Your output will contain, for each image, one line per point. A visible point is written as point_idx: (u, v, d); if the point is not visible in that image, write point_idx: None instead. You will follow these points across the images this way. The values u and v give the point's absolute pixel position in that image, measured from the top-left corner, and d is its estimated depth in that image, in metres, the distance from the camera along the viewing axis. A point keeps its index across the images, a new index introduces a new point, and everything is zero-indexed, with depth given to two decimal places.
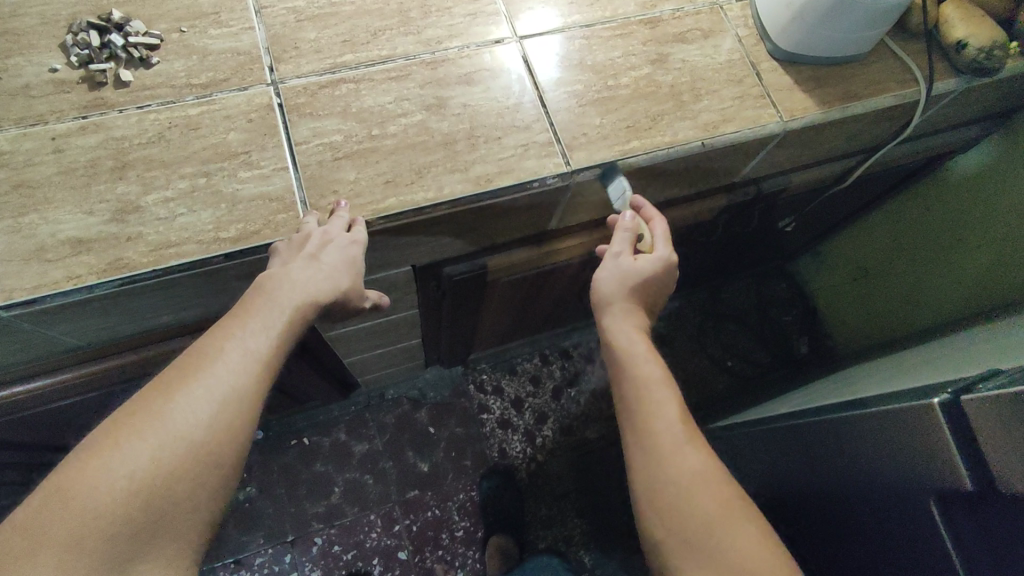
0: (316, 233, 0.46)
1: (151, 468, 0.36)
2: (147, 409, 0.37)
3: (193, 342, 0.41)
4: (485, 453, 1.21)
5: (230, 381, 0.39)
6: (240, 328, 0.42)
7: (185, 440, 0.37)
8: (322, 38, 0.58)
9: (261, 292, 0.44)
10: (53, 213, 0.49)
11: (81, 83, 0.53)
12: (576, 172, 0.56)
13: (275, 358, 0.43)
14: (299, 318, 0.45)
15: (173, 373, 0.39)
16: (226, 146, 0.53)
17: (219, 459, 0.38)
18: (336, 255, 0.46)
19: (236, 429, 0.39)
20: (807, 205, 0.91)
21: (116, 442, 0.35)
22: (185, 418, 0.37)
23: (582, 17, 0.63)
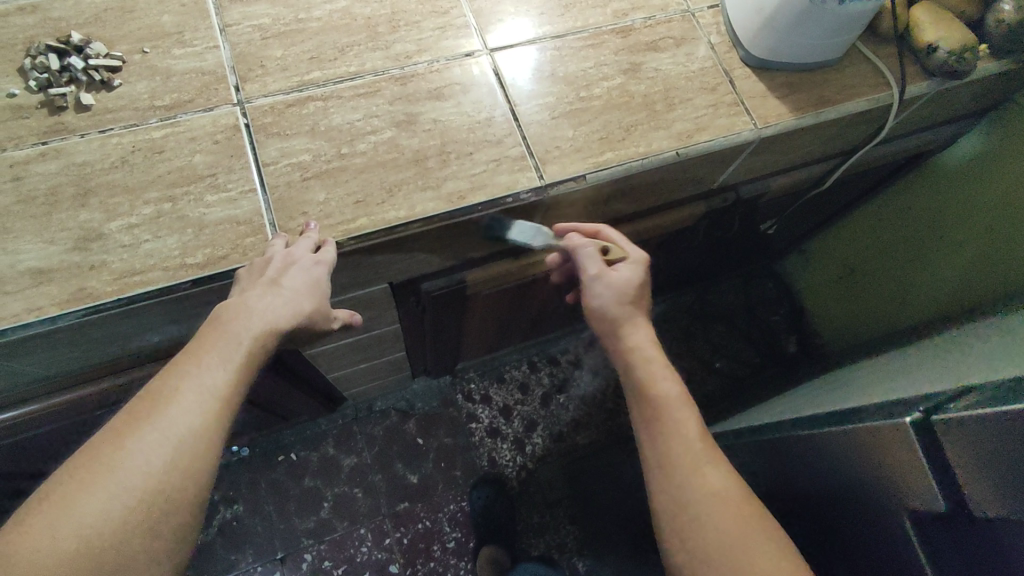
0: (280, 257, 0.46)
1: (104, 520, 0.36)
2: (98, 459, 0.37)
3: (149, 381, 0.41)
4: (474, 462, 1.20)
5: (184, 423, 0.39)
6: (197, 363, 0.42)
7: (138, 489, 0.37)
8: (289, 56, 0.57)
9: (221, 322, 0.43)
10: (13, 243, 0.48)
11: (41, 108, 0.52)
12: (550, 186, 0.56)
13: (234, 393, 0.42)
14: (262, 345, 0.44)
15: (126, 416, 0.39)
16: (192, 169, 0.52)
17: (175, 503, 0.38)
18: (300, 279, 0.45)
19: (190, 472, 0.38)
20: (789, 207, 0.91)
21: (64, 496, 0.35)
22: (137, 466, 0.37)
23: (553, 28, 0.62)
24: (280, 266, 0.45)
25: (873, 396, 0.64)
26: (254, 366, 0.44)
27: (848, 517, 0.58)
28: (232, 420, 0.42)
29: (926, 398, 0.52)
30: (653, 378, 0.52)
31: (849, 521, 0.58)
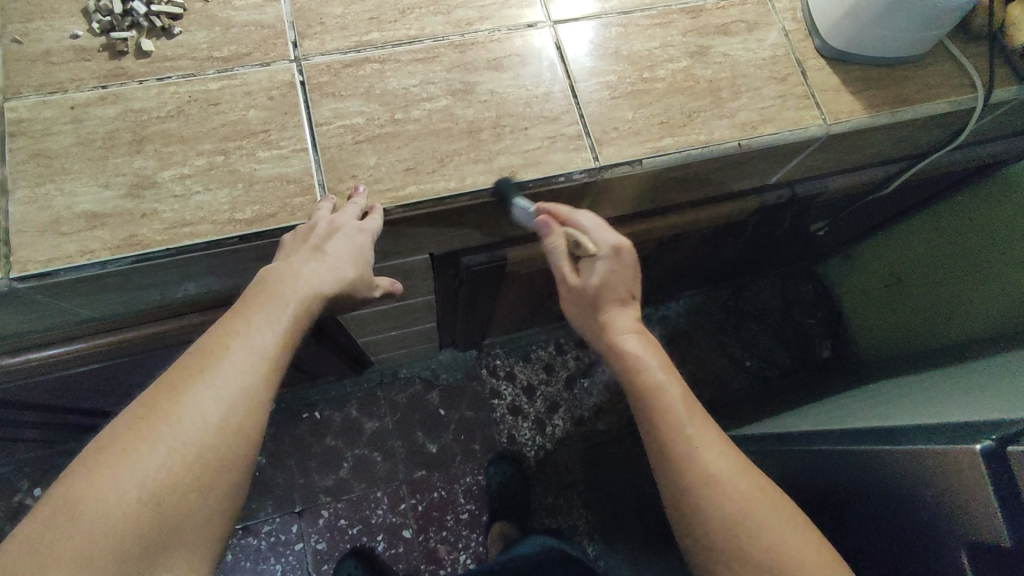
0: (326, 222, 0.46)
1: (164, 473, 0.36)
2: (155, 413, 0.37)
3: (199, 338, 0.41)
4: (493, 438, 1.20)
5: (238, 381, 0.40)
6: (248, 323, 0.42)
7: (195, 445, 0.37)
8: (348, 14, 0.56)
9: (267, 285, 0.44)
10: (70, 184, 0.48)
11: (102, 51, 0.52)
12: (606, 168, 0.54)
13: (281, 355, 0.42)
14: (306, 312, 0.44)
15: (179, 372, 0.39)
16: (245, 124, 0.51)
17: (228, 459, 0.38)
18: (345, 247, 0.46)
19: (242, 431, 0.39)
20: (844, 208, 0.88)
21: (125, 447, 0.35)
22: (193, 422, 0.37)
23: (620, 3, 0.60)
24: (325, 231, 0.46)
25: (937, 416, 0.61)
26: (299, 328, 0.44)
27: (901, 530, 0.56)
28: (279, 383, 0.42)
29: (1002, 426, 0.50)
30: (645, 372, 0.50)
31: (900, 538, 0.56)
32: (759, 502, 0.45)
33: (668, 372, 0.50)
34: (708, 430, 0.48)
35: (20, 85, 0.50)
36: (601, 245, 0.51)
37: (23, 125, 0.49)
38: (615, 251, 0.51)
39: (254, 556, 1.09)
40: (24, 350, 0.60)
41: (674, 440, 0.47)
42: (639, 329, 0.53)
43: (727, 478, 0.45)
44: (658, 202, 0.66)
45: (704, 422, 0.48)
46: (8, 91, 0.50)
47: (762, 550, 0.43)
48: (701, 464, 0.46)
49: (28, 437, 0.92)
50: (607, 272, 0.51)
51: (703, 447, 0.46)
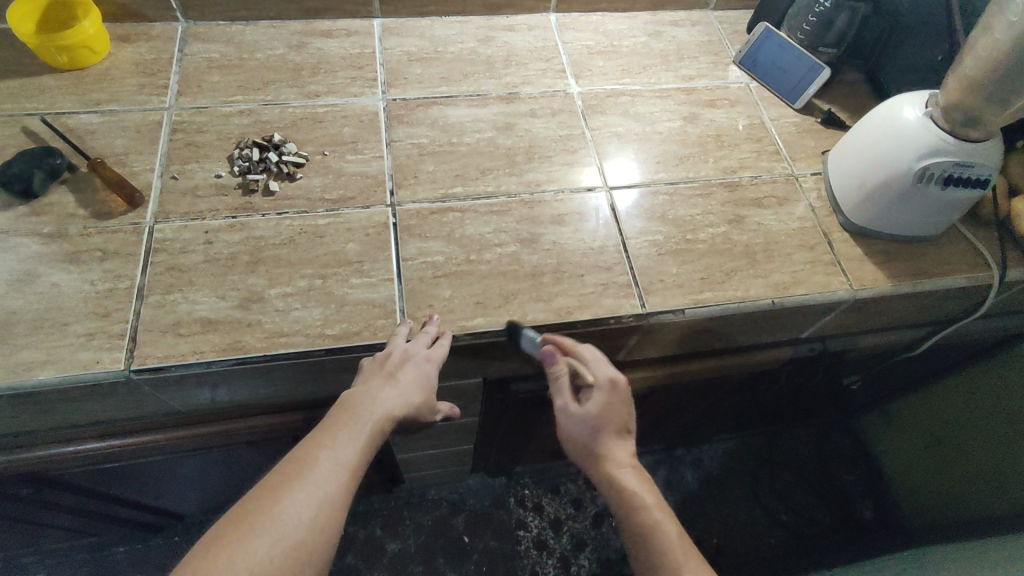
0: (400, 350, 0.53)
1: (261, 565, 0.40)
2: (260, 508, 0.42)
3: (294, 446, 0.47)
4: (516, 573, 1.16)
5: (327, 485, 0.44)
6: (336, 436, 0.47)
7: (291, 539, 0.41)
8: (438, 171, 0.67)
9: (350, 407, 0.49)
10: (193, 294, 0.57)
11: (237, 189, 0.63)
12: (651, 314, 0.60)
13: (360, 467, 0.47)
14: (381, 431, 0.49)
15: (279, 476, 0.44)
16: (343, 255, 0.60)
17: (312, 559, 0.42)
18: (414, 374, 0.52)
19: (326, 532, 0.43)
20: (876, 366, 0.91)
21: (236, 536, 0.40)
22: (291, 519, 0.42)
23: (667, 176, 0.70)
24: (399, 359, 0.52)
25: None
26: (375, 443, 0.49)
27: None
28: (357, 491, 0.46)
29: None
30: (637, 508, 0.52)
31: None
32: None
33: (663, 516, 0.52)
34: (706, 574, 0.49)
35: (170, 212, 0.61)
36: (600, 379, 0.55)
37: (165, 244, 0.59)
38: (612, 381, 0.55)
39: None
40: (105, 435, 0.64)
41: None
42: (634, 466, 0.55)
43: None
44: (696, 347, 0.71)
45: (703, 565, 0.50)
46: (159, 216, 0.60)
47: None
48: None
49: (69, 524, 0.95)
50: (602, 408, 0.55)
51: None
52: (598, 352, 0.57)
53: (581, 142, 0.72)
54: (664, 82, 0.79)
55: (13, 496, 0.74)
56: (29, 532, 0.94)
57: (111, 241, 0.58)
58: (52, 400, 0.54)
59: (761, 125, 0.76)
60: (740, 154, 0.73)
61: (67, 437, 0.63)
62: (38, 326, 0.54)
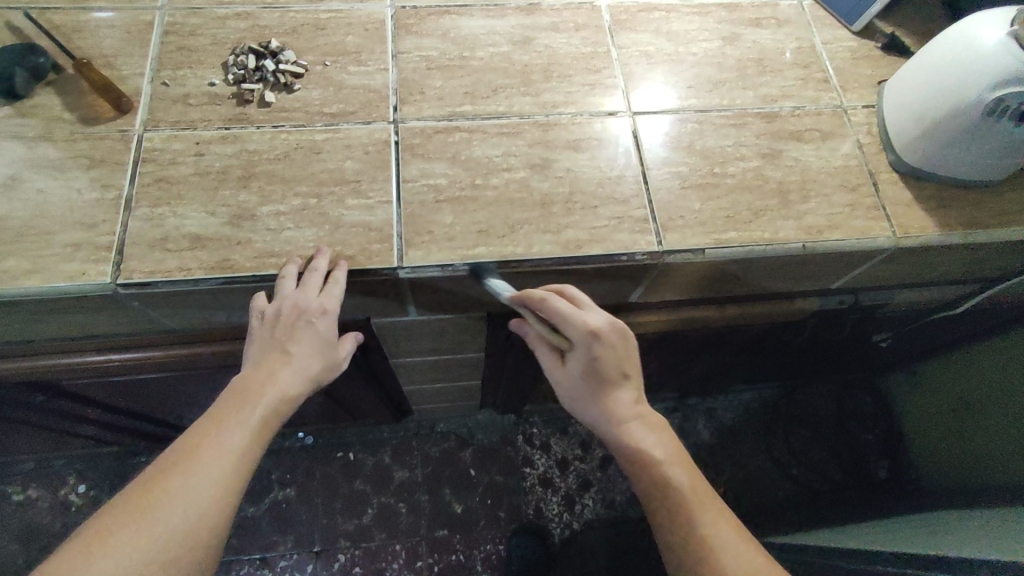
0: (289, 306, 0.49)
1: (135, 565, 0.38)
2: (132, 509, 0.40)
3: (178, 436, 0.44)
4: (520, 508, 1.18)
5: (210, 476, 0.42)
6: (224, 421, 0.45)
7: (166, 538, 0.39)
8: (447, 87, 0.62)
9: (241, 387, 0.47)
10: (182, 208, 0.54)
11: (231, 98, 0.59)
12: (668, 253, 0.56)
13: (251, 453, 0.45)
14: (277, 411, 0.47)
15: (159, 466, 0.42)
16: (340, 173, 0.56)
17: (196, 552, 0.40)
18: (309, 338, 0.49)
19: (212, 524, 0.41)
20: (910, 323, 0.85)
21: (102, 540, 0.38)
22: (166, 517, 0.40)
23: (698, 102, 0.63)
24: (290, 320, 0.49)
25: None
26: (271, 423, 0.47)
27: None
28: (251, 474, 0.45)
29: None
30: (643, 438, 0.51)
31: None
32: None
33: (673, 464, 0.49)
34: (707, 510, 0.47)
35: (160, 120, 0.57)
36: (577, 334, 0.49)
37: (154, 153, 0.56)
38: (596, 333, 0.48)
39: None
40: (105, 350, 0.64)
41: (675, 516, 0.47)
42: (639, 414, 0.51)
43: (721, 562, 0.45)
44: (717, 292, 0.67)
45: (716, 513, 0.47)
46: (149, 124, 0.57)
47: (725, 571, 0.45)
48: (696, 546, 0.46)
49: (88, 433, 0.98)
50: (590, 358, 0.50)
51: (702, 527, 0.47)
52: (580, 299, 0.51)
53: (605, 61, 0.65)
54: None
55: (21, 403, 0.75)
56: (51, 438, 0.98)
57: (99, 148, 0.56)
58: (42, 311, 0.53)
59: (811, 48, 0.67)
60: (783, 81, 0.65)
61: (66, 350, 0.63)
62: (24, 234, 0.52)
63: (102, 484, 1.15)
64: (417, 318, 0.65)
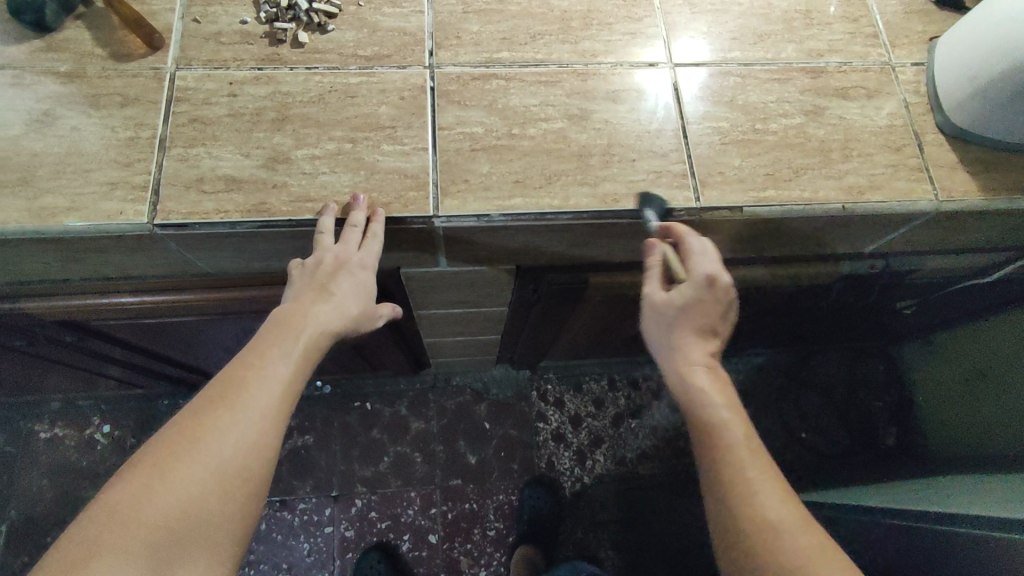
0: (330, 257, 0.49)
1: (193, 487, 0.40)
2: (184, 437, 0.41)
3: (223, 369, 0.45)
4: (533, 461, 1.20)
5: (257, 405, 0.43)
6: (265, 354, 0.45)
7: (218, 463, 0.41)
8: (483, 32, 0.60)
9: (282, 323, 0.47)
10: (217, 149, 0.53)
11: (264, 38, 0.58)
12: (705, 210, 0.55)
13: (295, 384, 0.46)
14: (319, 344, 0.47)
15: (205, 398, 0.43)
16: (376, 118, 0.55)
17: (251, 477, 0.42)
18: (348, 283, 0.49)
19: (262, 448, 0.42)
20: (936, 292, 0.85)
21: (160, 464, 0.40)
22: (218, 442, 0.41)
23: (742, 55, 0.61)
24: (330, 268, 0.49)
25: None
26: (310, 358, 0.47)
27: None
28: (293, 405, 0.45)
29: None
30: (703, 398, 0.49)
31: None
32: (818, 544, 0.42)
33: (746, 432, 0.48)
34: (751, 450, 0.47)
35: (192, 58, 0.56)
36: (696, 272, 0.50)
37: (188, 93, 0.55)
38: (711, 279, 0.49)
39: (286, 530, 1.13)
40: (138, 292, 0.64)
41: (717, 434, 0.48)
42: (709, 366, 0.51)
43: (785, 518, 0.44)
44: (749, 252, 0.66)
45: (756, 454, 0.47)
46: (181, 62, 0.56)
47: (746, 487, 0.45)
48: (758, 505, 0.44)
49: (115, 374, 1.00)
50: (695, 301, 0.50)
51: (753, 485, 0.45)
52: (707, 246, 0.51)
53: (646, 9, 0.63)
54: None
55: (54, 342, 0.76)
56: (79, 377, 1.00)
57: (132, 86, 0.55)
58: (80, 250, 0.54)
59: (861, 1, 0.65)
60: (830, 35, 0.63)
61: (101, 290, 0.63)
62: (60, 171, 0.51)
63: (127, 425, 1.18)
64: (446, 270, 0.65)
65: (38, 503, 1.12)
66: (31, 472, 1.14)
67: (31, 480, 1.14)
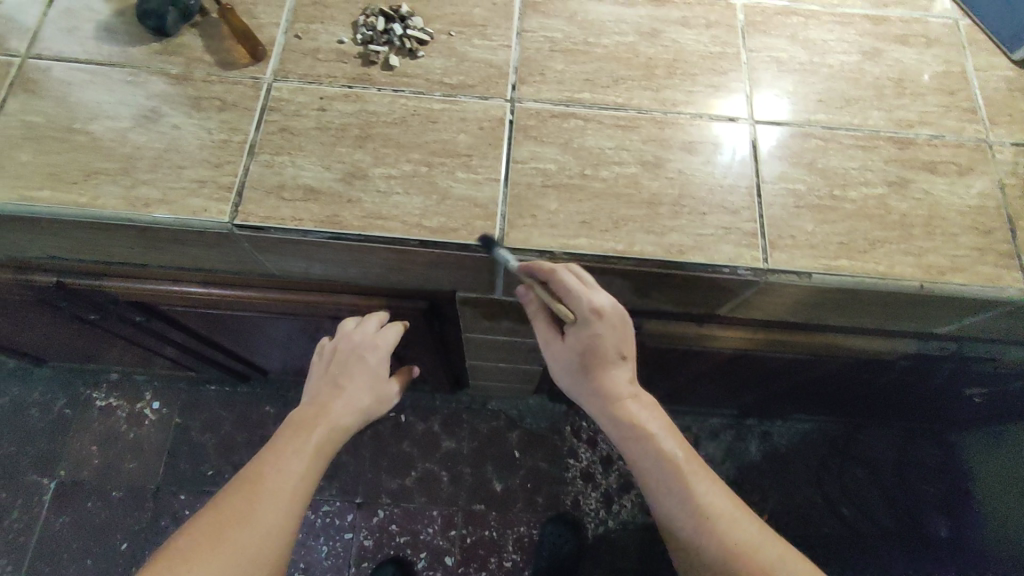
0: (346, 344, 0.62)
1: (225, 569, 0.48)
2: (212, 531, 0.49)
3: (243, 470, 0.54)
4: (559, 497, 1.18)
5: (277, 494, 0.52)
6: (286, 448, 0.55)
7: (245, 547, 0.49)
8: (567, 72, 0.61)
9: (300, 420, 0.57)
10: (301, 160, 0.56)
11: (358, 58, 0.60)
12: (772, 272, 0.53)
13: (308, 476, 0.55)
14: (335, 431, 0.58)
15: (230, 496, 0.52)
16: (453, 145, 0.57)
17: (273, 554, 0.50)
18: (359, 367, 0.61)
19: (282, 530, 0.51)
20: (1011, 382, 0.80)
21: (193, 555, 0.48)
22: (244, 530, 0.50)
23: (828, 118, 0.60)
24: (347, 351, 0.62)
25: None
26: (324, 452, 0.57)
27: None
28: (309, 497, 0.55)
29: None
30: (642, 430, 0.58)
31: None
32: (758, 530, 0.55)
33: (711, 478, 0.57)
34: (694, 464, 0.57)
35: (289, 71, 0.59)
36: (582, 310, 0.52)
37: (281, 103, 0.58)
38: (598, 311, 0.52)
39: (307, 530, 1.14)
40: (207, 283, 0.67)
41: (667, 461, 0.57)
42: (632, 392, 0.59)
43: (733, 522, 0.55)
44: (811, 318, 0.64)
45: (698, 467, 0.57)
46: (278, 74, 0.59)
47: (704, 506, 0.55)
48: (715, 521, 0.55)
49: (171, 355, 1.04)
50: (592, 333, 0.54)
51: (707, 499, 0.56)
52: (582, 275, 0.53)
53: (732, 63, 0.62)
54: (850, 3, 0.65)
55: (123, 319, 0.80)
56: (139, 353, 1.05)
57: (232, 92, 0.58)
58: (164, 240, 0.57)
59: (960, 74, 0.62)
60: (923, 106, 0.61)
61: (174, 278, 0.66)
62: (157, 165, 0.55)
63: (174, 404, 1.23)
64: (501, 298, 0.65)
65: (83, 467, 1.18)
66: (81, 436, 1.20)
67: (81, 445, 1.19)
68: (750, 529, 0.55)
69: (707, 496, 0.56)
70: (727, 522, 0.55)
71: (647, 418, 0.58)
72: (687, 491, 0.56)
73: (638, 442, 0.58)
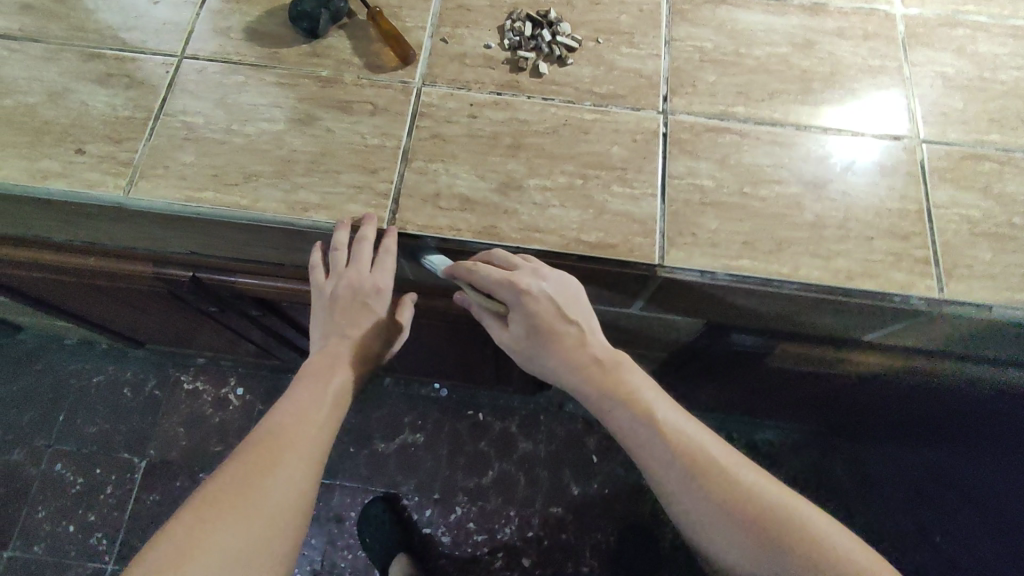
0: (345, 290, 0.55)
1: (244, 534, 0.46)
2: (229, 498, 0.47)
3: (252, 438, 0.52)
4: (637, 505, 1.17)
5: (296, 458, 0.51)
6: (297, 409, 0.54)
7: (264, 514, 0.47)
8: (720, 83, 0.59)
9: (310, 379, 0.56)
10: (454, 168, 0.55)
11: (505, 65, 0.59)
12: (947, 303, 0.51)
13: (323, 444, 0.54)
14: (342, 390, 0.56)
15: (244, 461, 0.50)
16: (607, 158, 0.55)
17: (291, 524, 0.48)
18: (359, 317, 0.57)
19: (301, 497, 0.50)
20: None
21: (208, 523, 0.46)
22: (264, 496, 0.48)
23: (1000, 138, 0.57)
24: (349, 300, 0.56)
25: None
26: (337, 411, 0.56)
27: None
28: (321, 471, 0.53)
29: None
30: (634, 399, 0.55)
31: None
32: (781, 492, 0.50)
33: (703, 430, 0.54)
34: (695, 430, 0.54)
35: (437, 77, 0.59)
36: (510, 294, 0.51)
37: (431, 109, 0.57)
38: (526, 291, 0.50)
39: None
40: None
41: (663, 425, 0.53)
42: (607, 362, 0.56)
43: (755, 484, 0.50)
44: (965, 348, 0.61)
45: (701, 433, 0.54)
46: (427, 79, 0.58)
47: (713, 468, 0.51)
48: (729, 483, 0.50)
49: (266, 344, 1.06)
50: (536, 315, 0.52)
51: (718, 462, 0.51)
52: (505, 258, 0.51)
53: (894, 78, 0.59)
54: (1021, 16, 0.62)
55: (240, 313, 0.81)
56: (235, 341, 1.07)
57: (382, 97, 0.58)
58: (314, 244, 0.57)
59: None
60: None
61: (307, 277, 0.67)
62: (314, 169, 0.55)
63: (258, 391, 1.26)
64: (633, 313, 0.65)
65: (172, 449, 1.21)
66: (171, 419, 1.24)
67: (170, 427, 1.23)
68: (772, 489, 0.50)
69: (709, 456, 0.52)
70: (747, 483, 0.50)
71: (639, 389, 0.55)
72: (696, 457, 0.52)
73: (631, 417, 0.54)
